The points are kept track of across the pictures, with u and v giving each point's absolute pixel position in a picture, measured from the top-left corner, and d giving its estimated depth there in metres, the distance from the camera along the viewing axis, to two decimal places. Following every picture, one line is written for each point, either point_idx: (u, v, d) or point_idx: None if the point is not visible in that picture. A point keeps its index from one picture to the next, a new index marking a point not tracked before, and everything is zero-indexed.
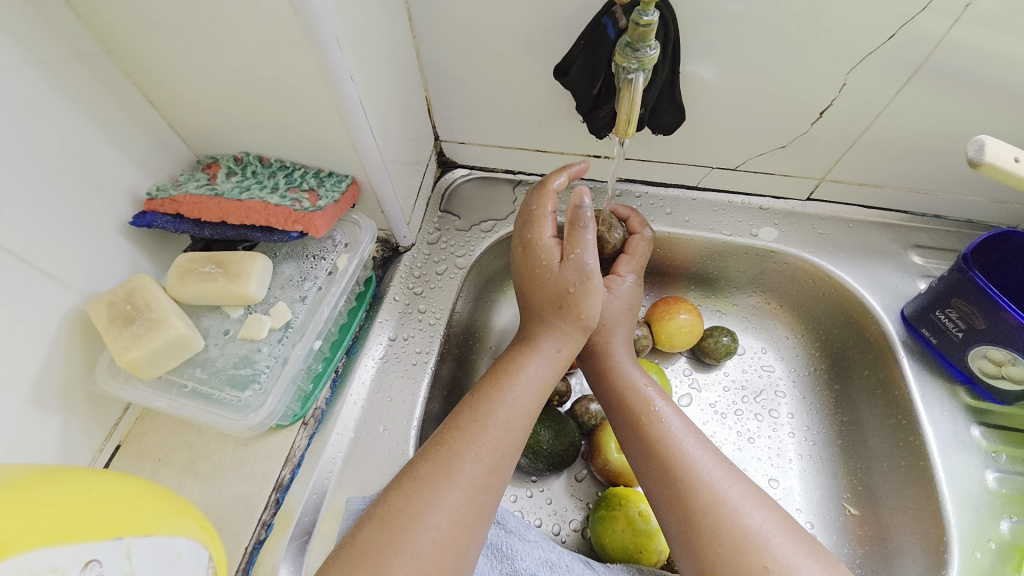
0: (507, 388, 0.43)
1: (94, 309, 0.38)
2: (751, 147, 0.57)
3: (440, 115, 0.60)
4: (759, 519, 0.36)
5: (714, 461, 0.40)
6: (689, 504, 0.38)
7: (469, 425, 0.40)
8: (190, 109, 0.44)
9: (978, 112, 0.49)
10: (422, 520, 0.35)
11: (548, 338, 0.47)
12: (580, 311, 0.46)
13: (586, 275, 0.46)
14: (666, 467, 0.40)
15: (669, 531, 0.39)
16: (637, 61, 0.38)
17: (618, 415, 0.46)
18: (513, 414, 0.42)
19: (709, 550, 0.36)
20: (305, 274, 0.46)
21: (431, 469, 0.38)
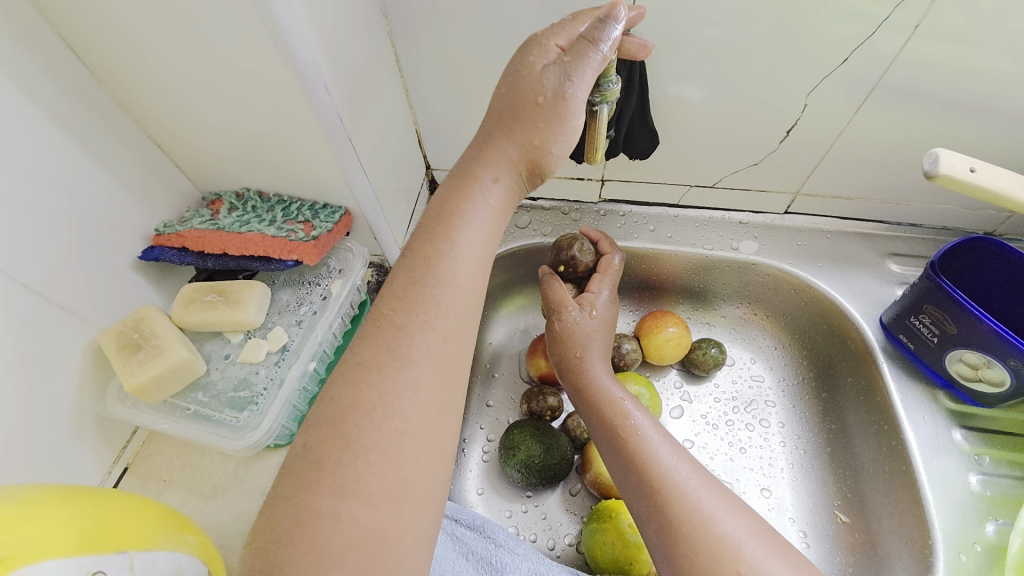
0: (448, 242, 0.36)
1: (104, 339, 0.41)
2: (724, 166, 0.60)
3: (430, 145, 0.63)
4: (735, 526, 0.38)
5: (691, 470, 0.42)
6: (667, 512, 0.39)
7: (413, 294, 0.34)
8: (195, 152, 0.47)
9: (937, 125, 0.51)
10: (382, 410, 0.31)
11: (500, 172, 0.39)
12: (535, 139, 0.39)
13: (562, 96, 0.37)
14: (646, 474, 0.42)
15: (650, 541, 0.40)
16: (601, 94, 0.43)
17: (600, 427, 0.48)
18: (464, 268, 0.36)
19: (689, 558, 0.37)
20: (301, 299, 0.48)
21: (376, 353, 0.33)
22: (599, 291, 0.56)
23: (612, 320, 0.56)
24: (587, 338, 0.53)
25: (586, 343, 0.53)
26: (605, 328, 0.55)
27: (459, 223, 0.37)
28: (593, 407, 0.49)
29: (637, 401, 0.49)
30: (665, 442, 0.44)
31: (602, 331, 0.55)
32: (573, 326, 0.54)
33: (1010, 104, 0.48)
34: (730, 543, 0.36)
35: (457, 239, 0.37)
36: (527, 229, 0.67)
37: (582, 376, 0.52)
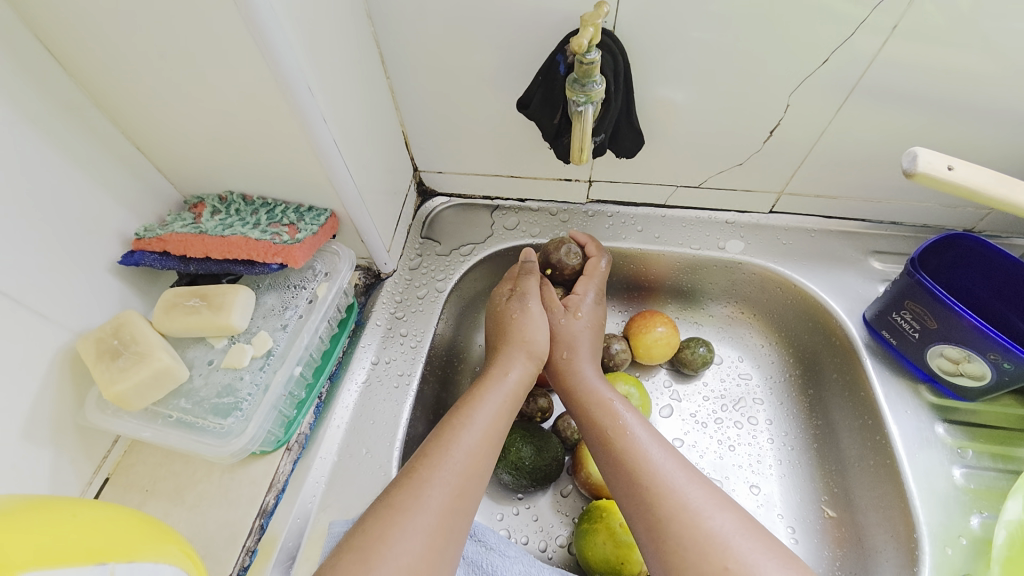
0: (469, 414, 0.46)
1: (83, 345, 0.40)
2: (709, 167, 0.61)
3: (417, 148, 0.63)
4: (722, 522, 0.38)
5: (678, 467, 0.42)
6: (656, 510, 0.40)
7: (438, 452, 0.43)
8: (175, 154, 0.47)
9: (915, 124, 0.52)
10: (396, 542, 0.37)
11: (513, 360, 0.51)
12: (524, 336, 0.53)
13: (527, 310, 0.54)
14: (634, 475, 0.42)
15: (640, 538, 0.40)
16: (585, 94, 0.44)
17: (587, 427, 0.48)
18: (478, 435, 0.45)
19: (675, 554, 0.37)
20: (286, 303, 0.47)
21: (402, 493, 0.40)
22: (584, 293, 0.56)
23: (601, 320, 0.57)
24: (576, 340, 0.54)
25: (572, 345, 0.54)
26: (592, 334, 0.55)
27: (476, 407, 0.47)
28: (581, 409, 0.49)
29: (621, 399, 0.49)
30: (650, 440, 0.45)
31: (588, 333, 0.55)
32: (556, 331, 0.54)
33: (983, 104, 0.49)
34: (718, 539, 0.37)
35: (478, 416, 0.46)
36: (515, 230, 0.67)
37: (570, 380, 0.52)
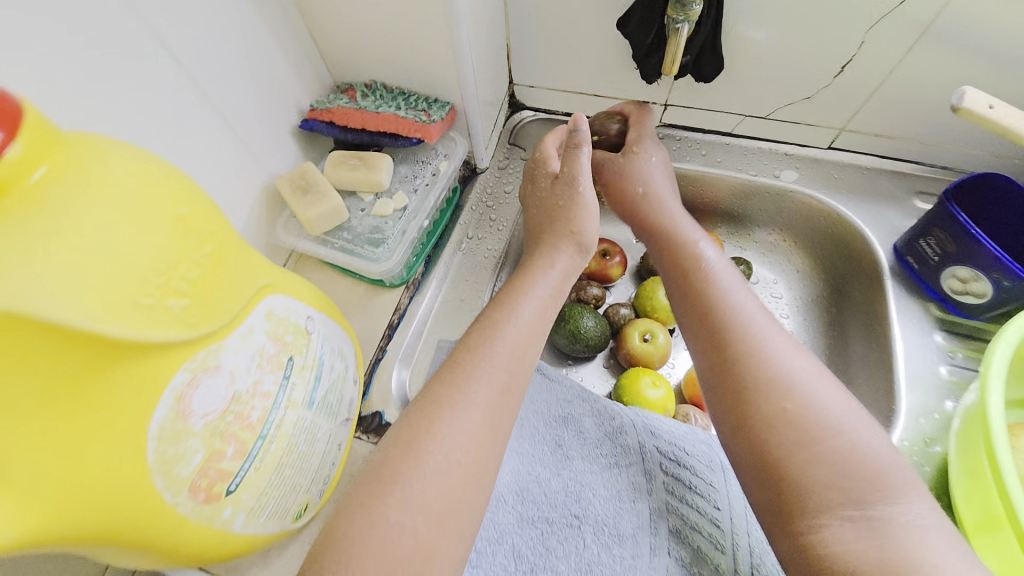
0: (511, 308, 0.44)
1: (281, 182, 0.55)
2: (778, 99, 0.67)
3: (516, 61, 0.73)
4: (795, 363, 0.41)
5: (757, 309, 0.45)
6: (726, 358, 0.43)
7: (477, 349, 0.41)
8: (340, 43, 0.59)
9: (979, 72, 0.57)
10: (455, 412, 0.37)
11: (557, 254, 0.49)
12: (574, 227, 0.50)
13: (576, 196, 0.51)
14: (717, 327, 0.45)
15: (707, 381, 0.44)
16: (684, 13, 0.52)
17: (671, 282, 0.51)
18: (521, 335, 0.42)
19: (742, 386, 0.41)
20: (417, 173, 0.60)
21: (445, 391, 0.39)
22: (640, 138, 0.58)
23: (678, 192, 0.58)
24: (666, 208, 0.55)
25: (661, 212, 0.55)
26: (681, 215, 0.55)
27: (531, 279, 0.47)
28: (670, 266, 0.51)
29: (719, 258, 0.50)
30: (745, 295, 0.46)
31: (678, 206, 0.56)
32: (647, 195, 0.56)
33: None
34: (784, 381, 0.40)
35: (537, 287, 0.46)
36: None
37: (664, 244, 0.53)
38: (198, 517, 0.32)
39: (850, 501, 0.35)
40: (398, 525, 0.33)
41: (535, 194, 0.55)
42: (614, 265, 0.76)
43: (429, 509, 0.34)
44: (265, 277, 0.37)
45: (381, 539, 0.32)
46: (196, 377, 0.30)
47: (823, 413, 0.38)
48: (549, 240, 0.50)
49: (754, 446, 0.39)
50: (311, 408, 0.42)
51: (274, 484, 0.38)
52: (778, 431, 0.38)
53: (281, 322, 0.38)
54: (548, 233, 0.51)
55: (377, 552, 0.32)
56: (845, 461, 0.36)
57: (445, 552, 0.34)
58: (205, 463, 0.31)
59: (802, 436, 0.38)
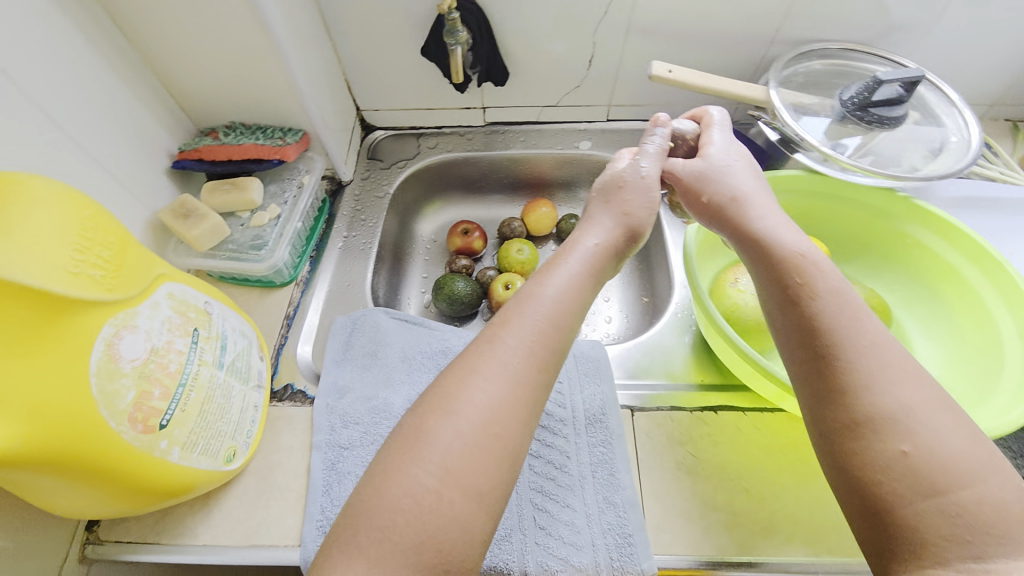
0: (545, 284, 0.47)
1: (163, 212, 0.65)
2: (560, 91, 0.90)
3: (357, 91, 0.89)
4: (912, 396, 0.40)
5: (891, 347, 0.42)
6: (833, 381, 0.42)
7: (519, 322, 0.44)
8: (196, 95, 0.71)
9: (674, 52, 0.83)
10: (474, 388, 0.41)
11: (587, 233, 0.52)
12: (626, 208, 0.54)
13: (639, 175, 0.55)
14: (831, 356, 0.42)
15: (810, 390, 0.43)
16: (454, 38, 0.73)
17: (772, 287, 0.48)
18: (552, 305, 0.46)
19: (853, 404, 0.40)
20: (284, 189, 0.74)
21: (477, 353, 0.43)
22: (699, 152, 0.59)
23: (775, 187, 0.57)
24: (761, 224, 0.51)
25: (752, 213, 0.52)
26: (774, 210, 0.53)
27: (567, 256, 0.50)
28: (783, 274, 0.47)
29: (833, 270, 0.47)
30: (873, 321, 0.44)
31: (791, 234, 0.50)
32: (736, 196, 0.54)
33: (710, 34, 0.79)
34: (893, 420, 0.39)
35: (568, 265, 0.49)
36: (436, 148, 0.95)
37: (776, 259, 0.49)
38: (141, 444, 0.43)
39: (969, 556, 0.34)
40: (433, 494, 0.37)
41: (598, 194, 0.57)
42: (474, 238, 0.93)
43: (461, 481, 0.38)
44: (162, 268, 0.49)
45: (417, 506, 0.37)
46: (120, 330, 0.42)
47: (956, 476, 0.36)
48: (598, 220, 0.53)
49: (823, 448, 0.41)
50: (222, 369, 0.53)
51: (201, 426, 0.49)
52: (888, 468, 0.38)
53: (182, 302, 0.50)
54: (592, 212, 0.55)
55: (413, 518, 0.36)
56: (968, 513, 0.35)
57: (478, 524, 0.38)
58: (138, 399, 0.42)
59: (909, 483, 0.37)
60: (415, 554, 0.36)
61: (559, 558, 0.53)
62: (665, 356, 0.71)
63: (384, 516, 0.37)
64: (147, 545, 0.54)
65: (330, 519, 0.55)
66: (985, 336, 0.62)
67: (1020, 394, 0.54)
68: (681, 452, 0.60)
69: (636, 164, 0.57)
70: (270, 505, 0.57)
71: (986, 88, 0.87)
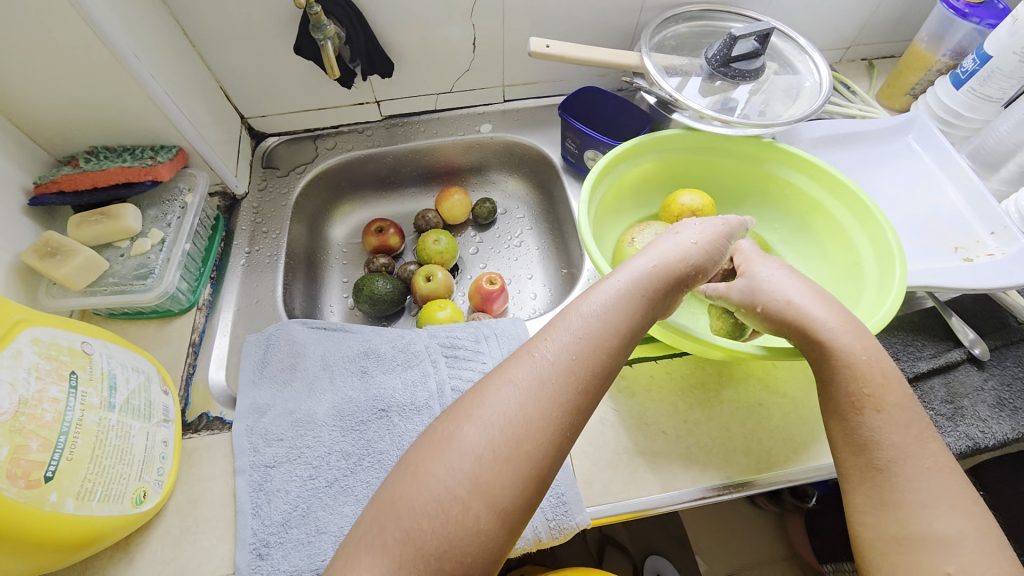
0: (587, 301, 0.49)
1: (25, 255, 0.59)
2: (451, 76, 0.90)
3: (237, 98, 0.84)
4: (948, 523, 0.44)
5: (932, 466, 0.46)
6: (882, 495, 0.46)
7: (558, 335, 0.46)
8: (46, 123, 0.65)
9: (554, 27, 0.85)
10: (501, 396, 0.44)
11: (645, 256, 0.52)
12: (694, 242, 0.54)
13: (708, 226, 0.56)
14: (887, 472, 0.47)
15: (842, 453, 0.50)
16: (322, 33, 0.71)
17: (835, 393, 0.51)
18: (593, 321, 0.47)
19: (890, 504, 0.46)
20: (166, 212, 0.70)
21: (513, 357, 0.47)
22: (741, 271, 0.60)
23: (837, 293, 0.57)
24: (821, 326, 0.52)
25: (815, 314, 0.53)
26: (836, 309, 0.53)
27: (621, 273, 0.51)
28: (849, 384, 0.50)
29: (901, 391, 0.49)
30: (933, 450, 0.47)
31: (851, 338, 0.51)
32: (790, 300, 0.54)
33: (585, 6, 0.82)
34: (927, 546, 0.44)
35: (618, 285, 0.49)
36: (334, 149, 0.93)
37: (838, 370, 0.51)
38: (28, 500, 0.40)
39: None
40: (461, 503, 0.39)
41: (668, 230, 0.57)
42: (390, 235, 0.92)
43: (488, 493, 0.40)
44: (22, 313, 0.45)
45: (438, 515, 0.39)
46: None
47: None
48: (660, 246, 0.53)
49: (865, 554, 0.47)
50: (114, 410, 0.50)
51: (97, 472, 0.46)
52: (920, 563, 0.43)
53: (53, 346, 0.47)
54: (657, 240, 0.55)
55: (437, 522, 0.39)
56: None
57: (498, 537, 0.39)
58: (12, 455, 0.40)
59: None
60: (436, 562, 0.38)
61: None
62: None
63: (412, 518, 0.39)
64: None
65: (263, 540, 0.53)
66: (847, 258, 0.70)
67: (877, 304, 0.61)
68: (605, 407, 0.64)
69: (710, 222, 0.57)
70: (199, 539, 0.55)
71: (838, 34, 0.96)
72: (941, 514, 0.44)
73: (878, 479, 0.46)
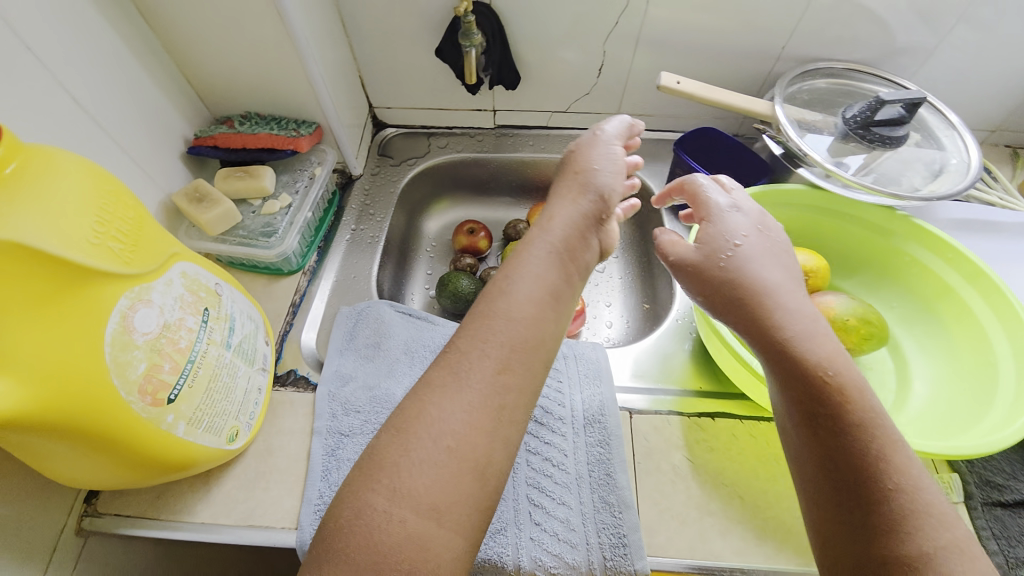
0: (506, 284, 0.48)
1: (177, 196, 0.66)
2: (569, 97, 0.92)
3: (371, 88, 0.91)
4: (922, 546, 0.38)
5: (901, 476, 0.41)
6: (847, 517, 0.41)
7: (482, 333, 0.45)
8: (215, 85, 0.73)
9: (682, 64, 0.85)
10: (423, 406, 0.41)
11: (557, 215, 0.55)
12: (588, 173, 0.59)
13: (600, 164, 0.59)
14: (852, 487, 0.41)
15: (804, 470, 0.44)
16: (469, 41, 0.75)
17: (793, 402, 0.46)
18: (515, 308, 0.46)
19: (859, 530, 0.40)
20: (296, 179, 0.76)
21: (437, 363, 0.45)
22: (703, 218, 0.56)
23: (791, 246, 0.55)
24: (775, 292, 0.49)
25: (774, 299, 0.49)
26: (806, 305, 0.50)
27: (533, 245, 0.52)
28: (808, 394, 0.45)
29: (865, 396, 0.44)
30: (899, 458, 0.41)
31: (802, 304, 0.50)
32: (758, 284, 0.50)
33: (719, 49, 0.81)
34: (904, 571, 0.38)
35: (532, 261, 0.50)
36: (445, 148, 0.97)
37: (802, 377, 0.45)
38: (148, 416, 0.44)
39: None
40: (383, 513, 0.37)
41: (565, 178, 0.60)
42: (480, 238, 0.94)
43: (410, 498, 0.38)
44: (177, 247, 0.50)
45: (369, 526, 0.37)
46: (135, 304, 0.43)
47: None
48: (564, 194, 0.58)
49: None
50: (229, 349, 0.54)
51: (206, 403, 0.50)
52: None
53: (195, 283, 0.51)
54: (559, 189, 0.59)
55: (361, 534, 0.36)
56: None
57: (437, 539, 0.37)
58: (148, 371, 0.43)
59: None
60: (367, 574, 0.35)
61: (553, 554, 0.54)
62: (665, 362, 0.72)
63: (341, 530, 0.37)
64: (146, 520, 0.55)
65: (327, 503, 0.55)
66: (978, 356, 0.64)
67: (1012, 416, 0.55)
68: (679, 456, 0.61)
69: (604, 151, 0.61)
70: (271, 487, 0.57)
71: (988, 114, 0.89)
72: (913, 536, 0.38)
73: (852, 504, 0.41)
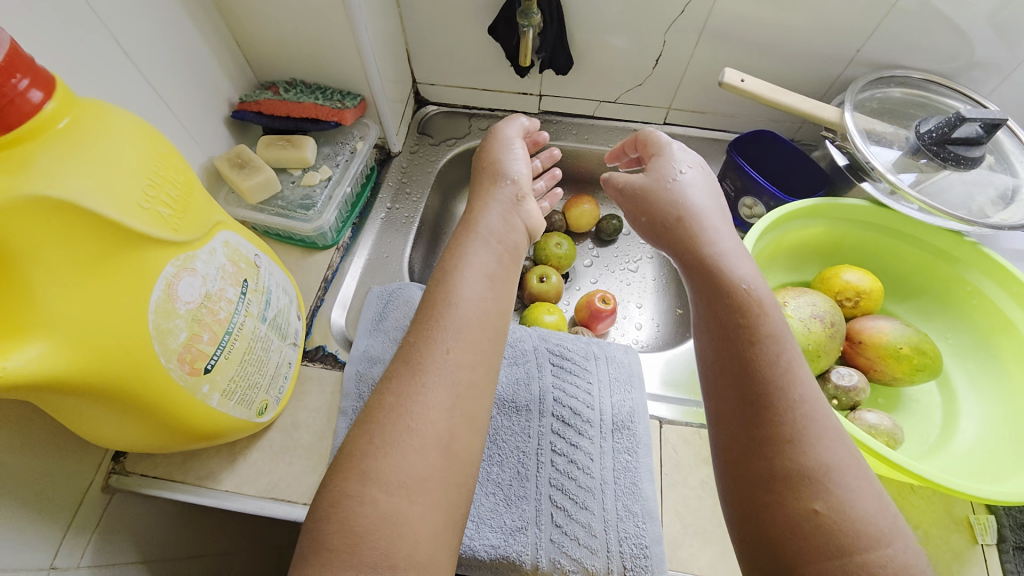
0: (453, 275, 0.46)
1: (220, 160, 0.65)
2: (621, 87, 0.88)
3: (416, 63, 0.88)
4: (824, 452, 0.38)
5: (804, 381, 0.41)
6: (753, 424, 0.40)
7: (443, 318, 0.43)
8: (263, 50, 0.72)
9: (745, 61, 0.80)
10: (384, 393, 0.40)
11: (484, 207, 0.54)
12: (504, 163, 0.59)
13: (510, 153, 0.60)
14: (759, 397, 0.40)
15: (712, 386, 0.44)
16: (528, 20, 0.71)
17: (713, 318, 0.46)
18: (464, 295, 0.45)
19: (766, 438, 0.39)
20: (337, 152, 0.74)
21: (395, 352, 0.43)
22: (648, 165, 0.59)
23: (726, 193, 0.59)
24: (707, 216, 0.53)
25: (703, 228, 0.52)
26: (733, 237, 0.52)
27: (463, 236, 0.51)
28: (728, 310, 0.45)
29: (777, 313, 0.45)
30: (801, 368, 0.42)
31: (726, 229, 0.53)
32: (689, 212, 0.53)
33: (787, 48, 0.77)
34: (811, 479, 0.37)
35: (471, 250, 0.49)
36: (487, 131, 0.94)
37: (726, 296, 0.46)
38: (185, 384, 0.43)
39: None
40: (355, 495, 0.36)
41: (482, 172, 0.60)
42: None
43: (378, 478, 0.37)
44: (220, 216, 0.49)
45: (346, 511, 0.36)
46: (179, 271, 0.42)
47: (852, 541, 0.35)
48: (490, 192, 0.56)
49: (744, 494, 0.39)
50: (264, 323, 0.53)
51: (240, 376, 0.49)
52: (799, 523, 0.36)
53: (236, 253, 0.50)
54: (480, 186, 0.58)
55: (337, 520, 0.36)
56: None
57: (411, 514, 0.36)
58: (188, 341, 0.43)
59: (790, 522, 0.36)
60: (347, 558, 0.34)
61: (571, 558, 0.54)
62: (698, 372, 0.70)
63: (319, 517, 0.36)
64: (172, 482, 0.56)
65: None
66: None
67: None
68: (708, 471, 0.59)
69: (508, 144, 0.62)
70: (298, 461, 0.57)
71: None
72: (817, 445, 0.38)
73: (756, 412, 0.40)
